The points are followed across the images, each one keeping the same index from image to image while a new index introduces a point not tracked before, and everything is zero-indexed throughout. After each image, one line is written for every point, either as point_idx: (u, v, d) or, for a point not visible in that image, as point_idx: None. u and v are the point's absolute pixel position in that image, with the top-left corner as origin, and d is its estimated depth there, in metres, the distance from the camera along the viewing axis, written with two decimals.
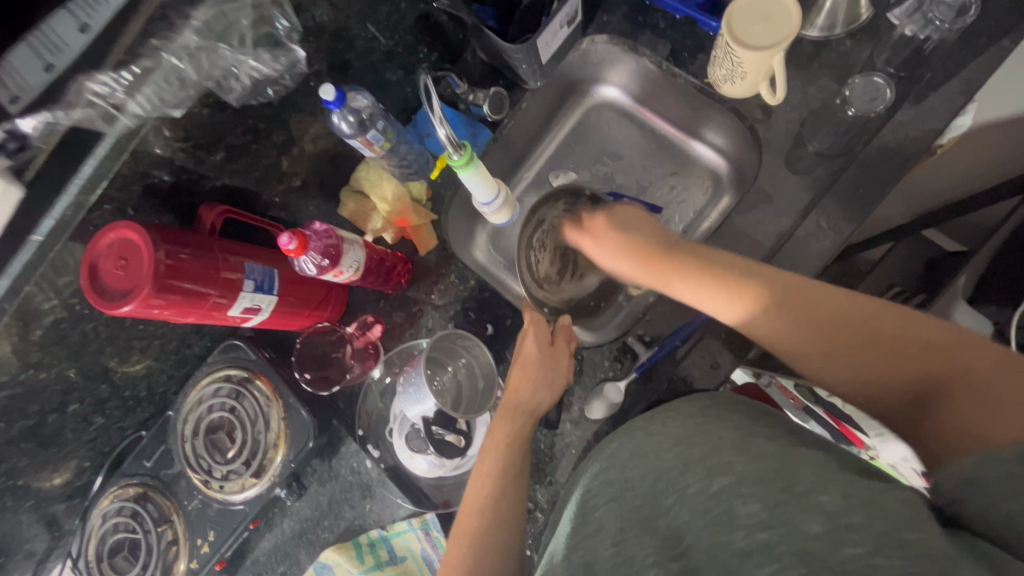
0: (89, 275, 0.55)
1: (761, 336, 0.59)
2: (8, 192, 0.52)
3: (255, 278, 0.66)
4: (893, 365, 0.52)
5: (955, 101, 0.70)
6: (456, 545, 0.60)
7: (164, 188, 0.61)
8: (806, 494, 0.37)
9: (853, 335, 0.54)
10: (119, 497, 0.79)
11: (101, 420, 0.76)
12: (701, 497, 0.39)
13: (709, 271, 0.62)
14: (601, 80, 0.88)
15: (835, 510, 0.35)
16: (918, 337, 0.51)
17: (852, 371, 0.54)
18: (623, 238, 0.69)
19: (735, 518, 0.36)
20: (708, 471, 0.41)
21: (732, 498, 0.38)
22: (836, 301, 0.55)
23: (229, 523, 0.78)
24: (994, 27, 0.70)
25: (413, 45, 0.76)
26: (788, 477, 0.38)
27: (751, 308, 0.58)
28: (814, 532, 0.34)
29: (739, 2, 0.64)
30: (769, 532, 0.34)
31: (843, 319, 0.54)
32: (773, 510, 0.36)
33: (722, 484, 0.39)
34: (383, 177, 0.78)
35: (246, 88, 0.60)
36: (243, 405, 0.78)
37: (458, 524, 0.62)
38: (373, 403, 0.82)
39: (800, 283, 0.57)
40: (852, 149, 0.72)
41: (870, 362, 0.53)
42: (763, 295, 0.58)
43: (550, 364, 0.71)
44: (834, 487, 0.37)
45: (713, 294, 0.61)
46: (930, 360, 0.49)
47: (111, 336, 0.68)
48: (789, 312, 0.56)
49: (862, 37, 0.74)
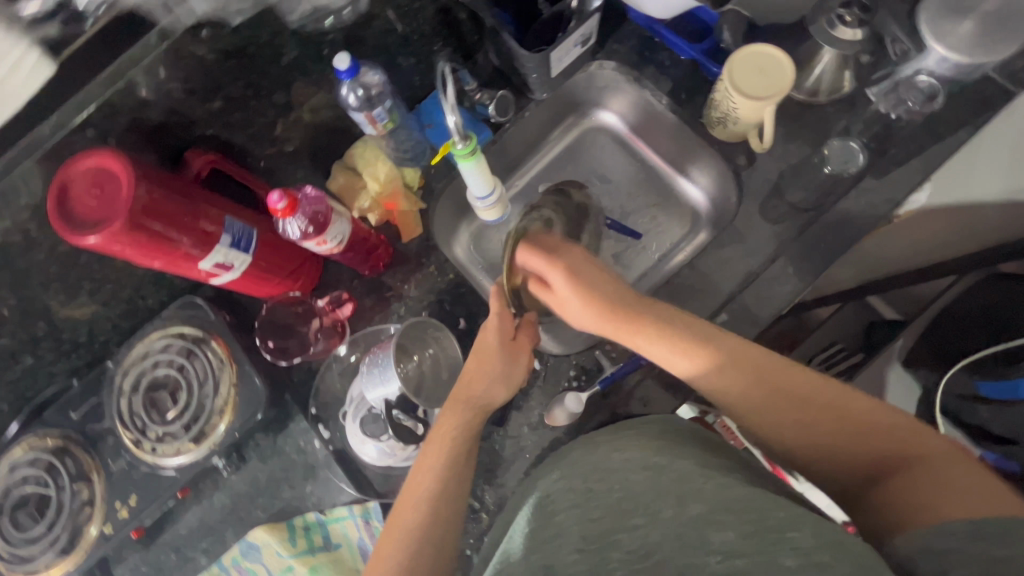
0: (57, 198, 0.52)
1: (717, 398, 0.58)
2: (39, 70, 0.49)
3: (234, 234, 0.63)
4: (850, 449, 0.52)
5: (915, 178, 0.76)
6: (384, 550, 0.58)
7: (152, 126, 0.58)
8: (777, 530, 0.37)
9: (804, 412, 0.54)
10: (35, 447, 0.74)
11: (30, 361, 0.71)
12: (675, 522, 0.40)
13: (688, 341, 0.58)
14: (601, 105, 0.93)
15: (807, 547, 0.36)
16: (872, 421, 0.52)
17: (816, 451, 0.54)
18: (587, 285, 0.64)
19: (708, 544, 0.37)
20: (676, 496, 0.42)
21: (705, 526, 0.39)
22: (795, 380, 0.55)
23: (156, 488, 0.74)
24: (955, 118, 0.77)
25: (429, 36, 0.77)
26: (759, 512, 0.39)
27: (709, 370, 0.57)
28: (786, 565, 0.35)
29: (739, 57, 0.70)
30: (742, 558, 0.35)
31: (800, 396, 0.55)
32: (746, 539, 0.37)
33: (695, 511, 0.40)
34: (379, 157, 0.79)
35: (305, 12, 0.60)
36: (193, 364, 0.74)
37: (387, 528, 0.60)
38: (331, 381, 0.80)
39: (756, 356, 0.57)
40: (822, 206, 0.77)
41: (834, 444, 0.53)
42: (720, 359, 0.57)
43: (508, 359, 0.69)
44: (805, 525, 0.37)
45: (691, 368, 0.58)
46: (882, 441, 0.51)
47: (61, 273, 0.64)
48: (749, 390, 0.56)
49: (842, 106, 0.79)
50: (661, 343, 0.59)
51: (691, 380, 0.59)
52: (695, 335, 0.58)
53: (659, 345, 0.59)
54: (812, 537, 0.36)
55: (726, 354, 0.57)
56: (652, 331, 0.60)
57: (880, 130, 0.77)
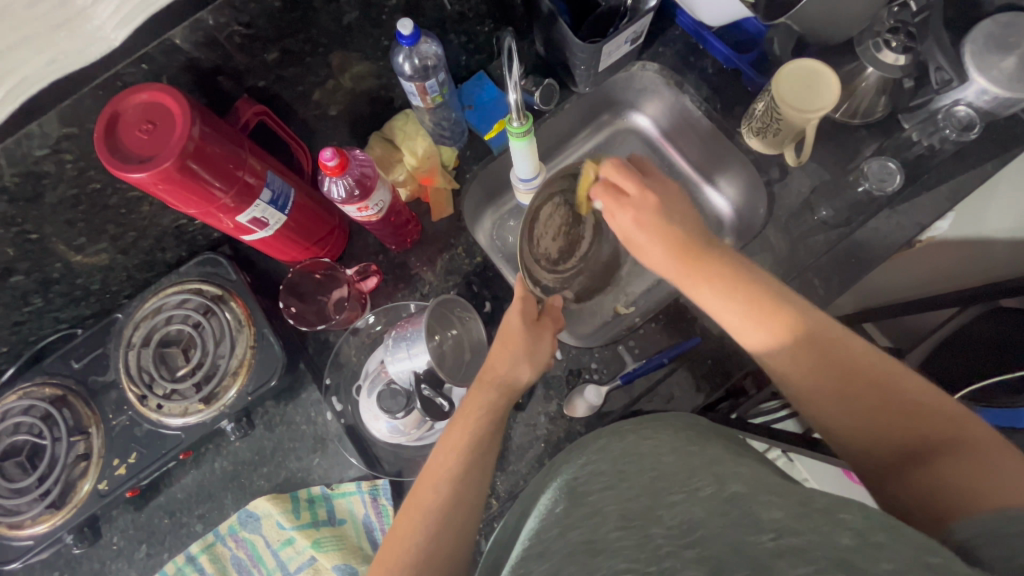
0: (106, 126, 0.50)
1: (760, 350, 0.59)
2: None
3: (273, 190, 0.62)
4: (897, 429, 0.51)
5: (941, 204, 0.79)
6: (408, 518, 0.58)
7: (205, 68, 0.57)
8: (829, 512, 0.37)
9: (854, 380, 0.54)
10: (31, 394, 0.71)
11: (38, 303, 0.68)
12: (716, 499, 0.39)
13: (742, 289, 0.59)
14: (637, 107, 0.93)
15: (863, 528, 0.35)
16: (926, 407, 0.51)
17: (858, 426, 0.53)
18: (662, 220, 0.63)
19: (762, 521, 0.36)
20: (719, 478, 0.42)
21: (753, 504, 0.38)
22: (854, 349, 0.55)
23: (158, 447, 0.71)
24: (983, 151, 0.80)
25: (483, 16, 0.75)
26: (806, 495, 0.39)
27: (763, 317, 0.58)
28: (845, 544, 0.34)
29: (788, 68, 0.72)
30: (800, 538, 0.34)
31: (855, 363, 0.55)
32: (799, 518, 0.36)
33: (738, 491, 0.40)
34: (419, 132, 0.79)
35: None
36: (209, 323, 0.72)
37: (410, 498, 0.60)
38: (347, 354, 0.78)
39: (817, 317, 0.58)
40: (852, 224, 0.79)
41: (878, 421, 0.52)
42: (779, 314, 0.58)
43: (534, 337, 0.69)
44: (857, 508, 0.37)
45: (740, 317, 0.59)
46: (932, 425, 0.50)
47: (88, 213, 0.61)
48: (803, 347, 0.56)
49: (875, 131, 0.82)
50: (721, 288, 0.60)
51: (739, 329, 0.59)
52: (759, 287, 0.59)
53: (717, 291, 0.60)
54: (863, 519, 0.36)
55: (786, 307, 0.58)
56: (714, 278, 0.61)
57: (912, 157, 0.79)
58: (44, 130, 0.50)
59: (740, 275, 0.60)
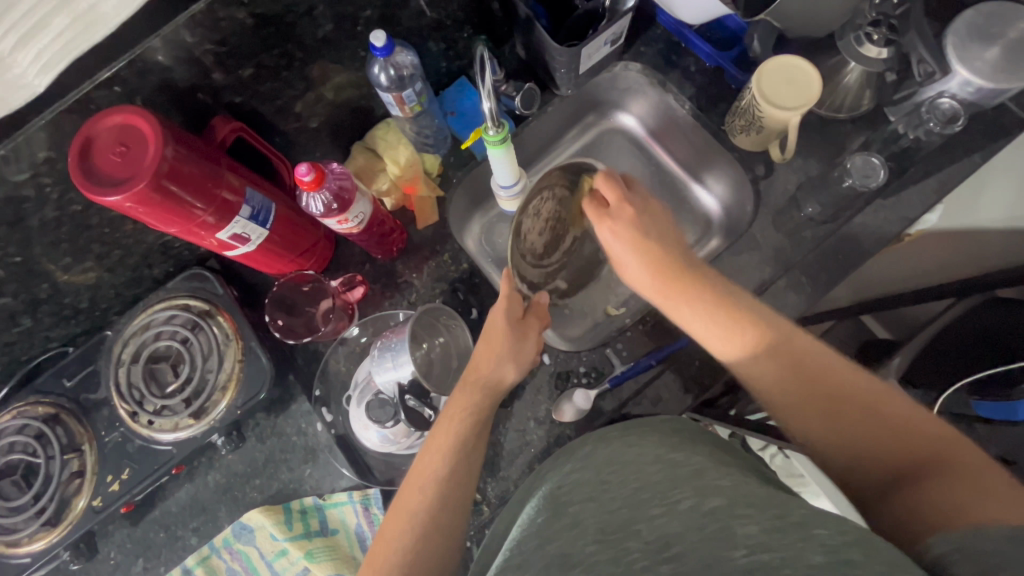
0: (79, 152, 0.50)
1: (743, 373, 0.60)
2: None
3: (253, 206, 0.62)
4: (883, 446, 0.51)
5: (929, 197, 0.78)
6: (391, 526, 0.58)
7: (179, 87, 0.57)
8: (802, 526, 0.36)
9: (839, 398, 0.55)
10: (24, 413, 0.71)
11: (28, 323, 0.69)
12: (694, 512, 0.39)
13: (724, 308, 0.60)
14: (622, 107, 0.93)
15: (835, 544, 0.35)
16: (912, 425, 0.51)
17: (844, 444, 0.53)
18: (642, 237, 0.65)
19: (734, 536, 0.36)
20: (697, 489, 0.41)
21: (729, 518, 0.38)
22: (837, 369, 0.56)
23: (151, 463, 0.71)
24: (970, 142, 0.79)
25: (461, 22, 0.75)
26: (782, 506, 0.38)
27: (742, 338, 0.59)
28: (814, 562, 0.33)
29: (768, 65, 0.71)
30: (769, 554, 0.34)
31: (838, 382, 0.55)
32: (771, 533, 0.36)
33: (715, 503, 0.39)
34: (401, 141, 0.78)
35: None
36: (197, 338, 0.72)
37: (394, 505, 0.60)
38: (336, 365, 0.78)
39: (799, 336, 0.59)
40: (838, 219, 0.78)
41: (863, 439, 0.52)
42: (761, 335, 0.59)
43: (517, 338, 0.68)
44: (832, 522, 0.36)
45: (722, 336, 0.60)
46: (917, 444, 0.49)
47: (71, 233, 0.62)
48: (786, 367, 0.57)
49: (861, 124, 0.81)
50: (703, 307, 0.61)
51: (724, 352, 0.61)
52: (741, 308, 0.60)
53: (699, 310, 0.61)
54: (838, 534, 0.35)
55: (768, 328, 0.59)
56: (696, 298, 0.62)
57: (898, 150, 0.79)
58: (19, 155, 0.50)
59: (725, 295, 0.61)
